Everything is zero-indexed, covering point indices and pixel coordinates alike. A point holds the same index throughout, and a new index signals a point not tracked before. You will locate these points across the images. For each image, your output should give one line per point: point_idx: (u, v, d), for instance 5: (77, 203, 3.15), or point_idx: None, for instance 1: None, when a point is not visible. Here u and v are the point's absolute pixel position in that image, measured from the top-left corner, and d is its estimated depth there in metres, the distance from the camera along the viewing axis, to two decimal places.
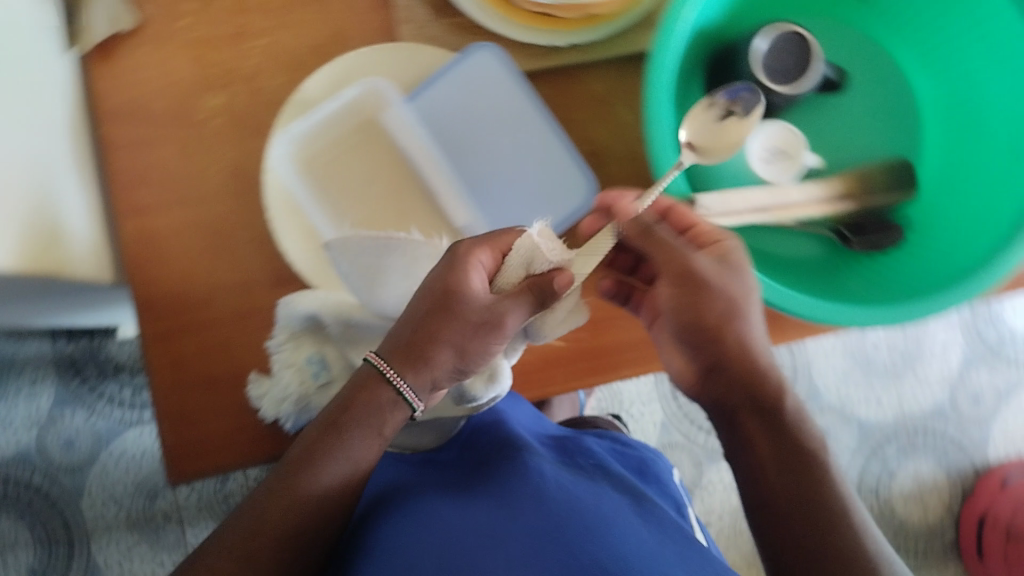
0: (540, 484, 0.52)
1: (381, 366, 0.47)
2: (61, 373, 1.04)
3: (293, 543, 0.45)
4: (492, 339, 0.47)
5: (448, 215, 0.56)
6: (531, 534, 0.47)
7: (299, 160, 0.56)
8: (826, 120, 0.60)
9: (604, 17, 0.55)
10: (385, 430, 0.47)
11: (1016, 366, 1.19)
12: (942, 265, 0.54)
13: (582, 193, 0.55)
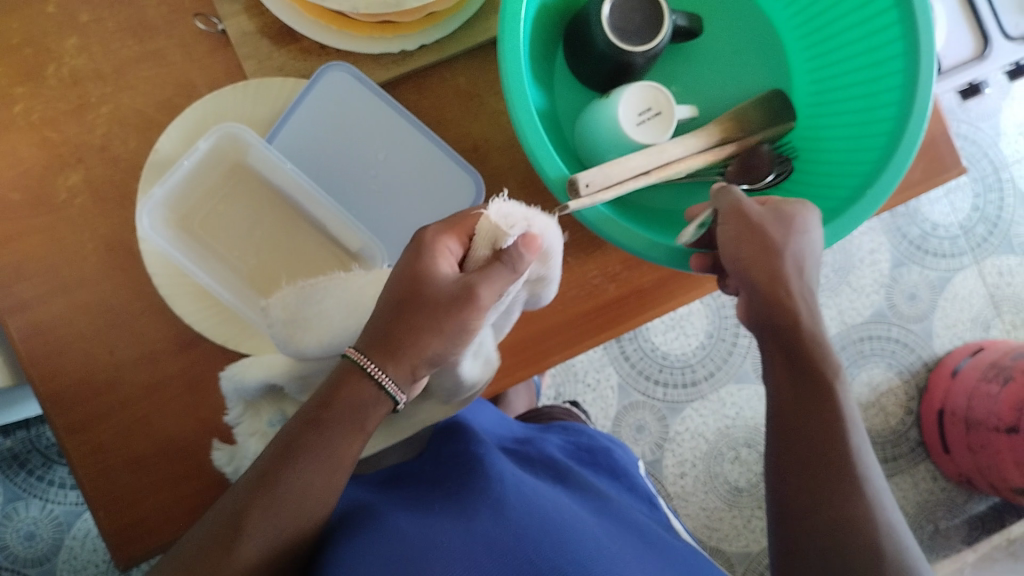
0: (502, 478, 0.47)
1: (360, 360, 0.42)
2: (5, 469, 1.01)
3: (278, 548, 0.40)
4: (467, 315, 0.42)
5: (341, 242, 0.55)
6: (492, 545, 0.40)
7: (170, 222, 0.54)
8: (688, 69, 0.60)
9: (444, 12, 0.55)
10: (366, 427, 0.43)
11: (942, 257, 1.21)
12: (833, 186, 0.54)
13: (469, 189, 0.56)
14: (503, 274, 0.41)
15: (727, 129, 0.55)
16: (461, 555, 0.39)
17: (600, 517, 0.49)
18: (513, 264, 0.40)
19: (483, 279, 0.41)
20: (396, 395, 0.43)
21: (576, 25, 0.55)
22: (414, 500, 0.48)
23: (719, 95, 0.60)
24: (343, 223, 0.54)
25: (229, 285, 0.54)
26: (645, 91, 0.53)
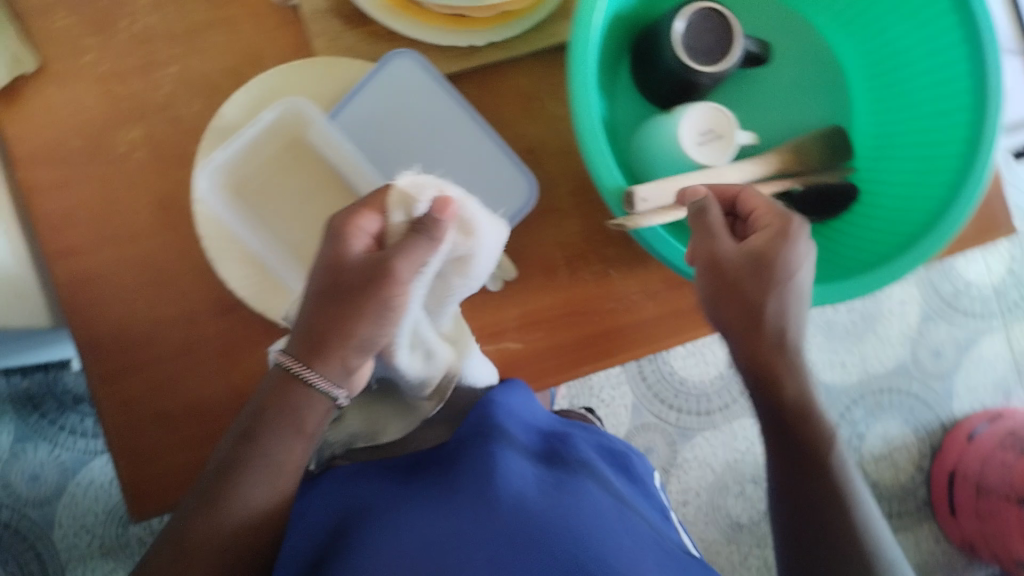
0: (499, 475, 0.48)
1: (289, 365, 0.42)
2: (18, 409, 1.03)
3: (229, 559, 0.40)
4: (386, 295, 0.41)
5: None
6: (503, 543, 0.43)
7: (227, 188, 0.55)
8: (757, 96, 0.59)
9: (518, 13, 0.56)
10: (306, 428, 0.43)
11: (972, 317, 1.20)
12: (886, 227, 0.54)
13: (523, 192, 0.56)
14: (420, 245, 0.41)
15: (788, 160, 0.56)
16: (471, 558, 0.42)
17: (616, 513, 0.49)
18: (430, 232, 0.41)
19: (401, 256, 0.41)
20: (331, 390, 0.43)
21: (646, 37, 0.55)
22: (406, 493, 0.48)
23: (781, 126, 0.60)
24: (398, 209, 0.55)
25: (276, 256, 0.55)
26: (709, 112, 0.53)
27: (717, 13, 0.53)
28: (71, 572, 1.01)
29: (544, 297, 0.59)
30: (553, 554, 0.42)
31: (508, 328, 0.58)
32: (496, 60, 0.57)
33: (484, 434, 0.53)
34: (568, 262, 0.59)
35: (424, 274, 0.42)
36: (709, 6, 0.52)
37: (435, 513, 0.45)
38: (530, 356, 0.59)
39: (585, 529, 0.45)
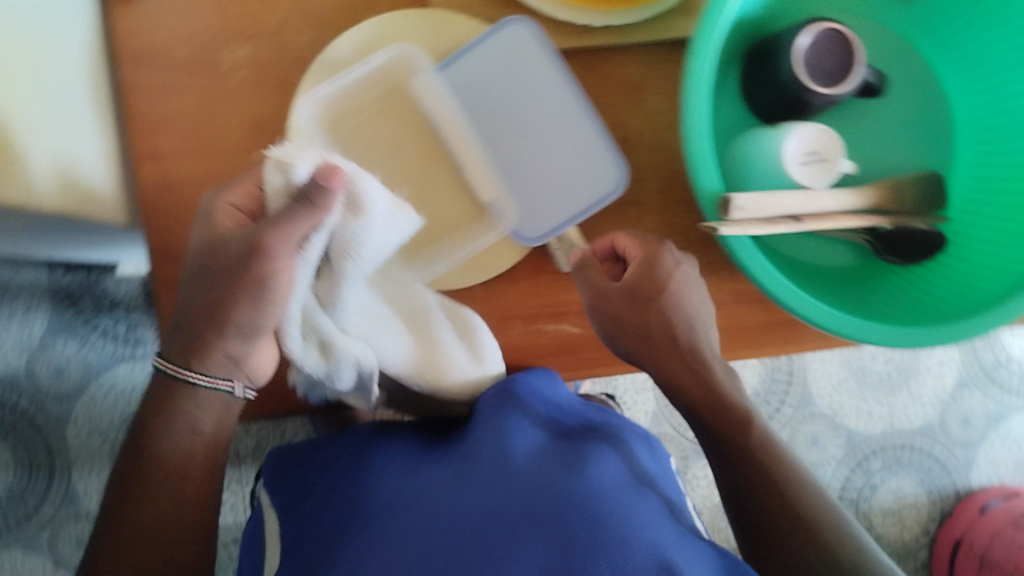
0: (507, 460, 0.53)
1: (166, 368, 0.48)
2: (56, 303, 1.04)
3: (168, 537, 0.48)
4: (262, 266, 0.44)
5: (477, 191, 0.57)
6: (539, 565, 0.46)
7: (325, 119, 0.55)
8: (860, 127, 0.59)
9: (643, 1, 0.55)
10: (200, 426, 0.50)
11: (1009, 392, 1.18)
12: (955, 298, 0.55)
13: (612, 180, 0.56)
14: (302, 212, 0.42)
15: (882, 197, 0.55)
16: (511, 549, 0.47)
17: (623, 483, 0.54)
18: (311, 202, 0.41)
19: (273, 232, 0.43)
20: (218, 383, 0.49)
21: (767, 46, 0.54)
22: (426, 470, 0.53)
23: (879, 160, 0.59)
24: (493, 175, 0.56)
25: None
26: (818, 134, 0.52)
27: (841, 35, 0.52)
28: (77, 470, 1.02)
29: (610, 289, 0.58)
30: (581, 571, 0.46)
31: (569, 312, 0.58)
32: (609, 44, 0.57)
33: (495, 416, 0.55)
34: None
35: (306, 253, 0.44)
36: (836, 27, 0.51)
37: (455, 490, 0.51)
38: (584, 344, 0.58)
39: (599, 524, 0.48)
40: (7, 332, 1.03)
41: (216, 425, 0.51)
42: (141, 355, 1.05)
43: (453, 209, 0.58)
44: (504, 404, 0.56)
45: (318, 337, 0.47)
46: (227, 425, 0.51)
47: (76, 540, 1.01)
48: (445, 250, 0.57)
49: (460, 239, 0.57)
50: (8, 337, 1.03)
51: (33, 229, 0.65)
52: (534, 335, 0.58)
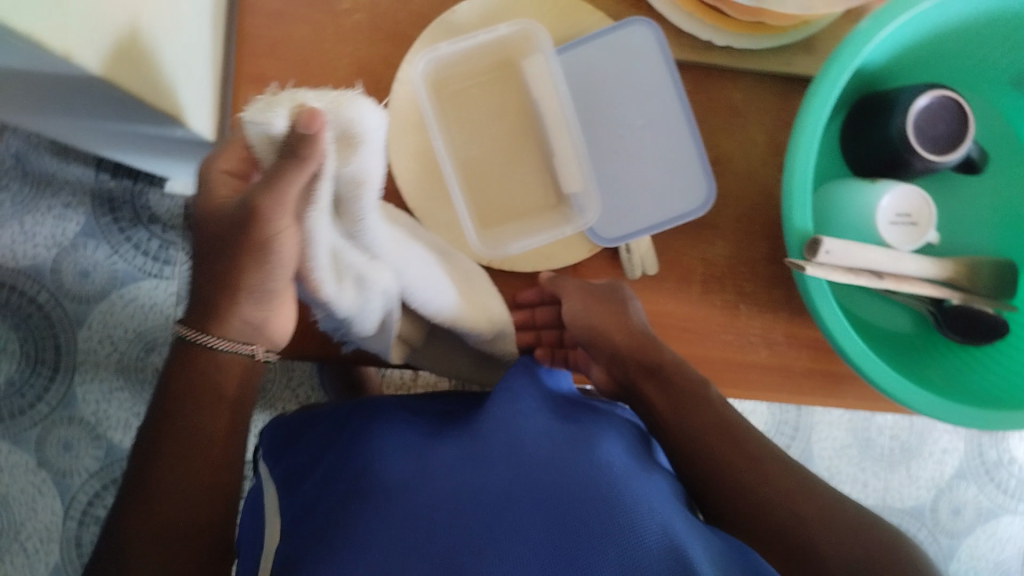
0: (517, 441, 0.51)
1: (188, 333, 0.47)
2: (96, 206, 1.02)
3: (196, 515, 0.46)
4: (263, 231, 0.41)
5: (561, 180, 0.58)
6: (547, 540, 0.44)
7: (435, 78, 0.57)
8: (947, 199, 0.59)
9: (772, 28, 0.55)
10: (222, 395, 0.48)
11: (1005, 492, 1.18)
12: (990, 394, 0.55)
13: (698, 197, 0.57)
14: (294, 172, 0.37)
15: (958, 272, 0.56)
16: (520, 523, 0.45)
17: (638, 471, 0.51)
18: (298, 153, 0.36)
19: (268, 200, 0.39)
20: (237, 347, 0.48)
21: (879, 99, 0.54)
22: (433, 446, 0.52)
23: (960, 235, 0.59)
24: (580, 165, 0.57)
25: (456, 159, 0.58)
26: (913, 196, 0.53)
27: (958, 104, 0.52)
28: (80, 374, 1.01)
29: (672, 303, 0.58)
30: (589, 548, 0.44)
31: None
32: (728, 64, 0.57)
33: (507, 403, 0.54)
34: (704, 280, 0.58)
35: (315, 201, 0.39)
36: (954, 96, 0.51)
37: (462, 464, 0.49)
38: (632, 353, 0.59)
39: (612, 504, 0.46)
40: (40, 225, 1.01)
41: (237, 387, 0.49)
42: (168, 276, 1.03)
43: (536, 195, 0.60)
44: (514, 394, 0.55)
45: (349, 272, 0.44)
46: (247, 395, 0.50)
47: (65, 443, 1.00)
48: (520, 231, 0.59)
49: (536, 225, 0.59)
50: (39, 230, 1.01)
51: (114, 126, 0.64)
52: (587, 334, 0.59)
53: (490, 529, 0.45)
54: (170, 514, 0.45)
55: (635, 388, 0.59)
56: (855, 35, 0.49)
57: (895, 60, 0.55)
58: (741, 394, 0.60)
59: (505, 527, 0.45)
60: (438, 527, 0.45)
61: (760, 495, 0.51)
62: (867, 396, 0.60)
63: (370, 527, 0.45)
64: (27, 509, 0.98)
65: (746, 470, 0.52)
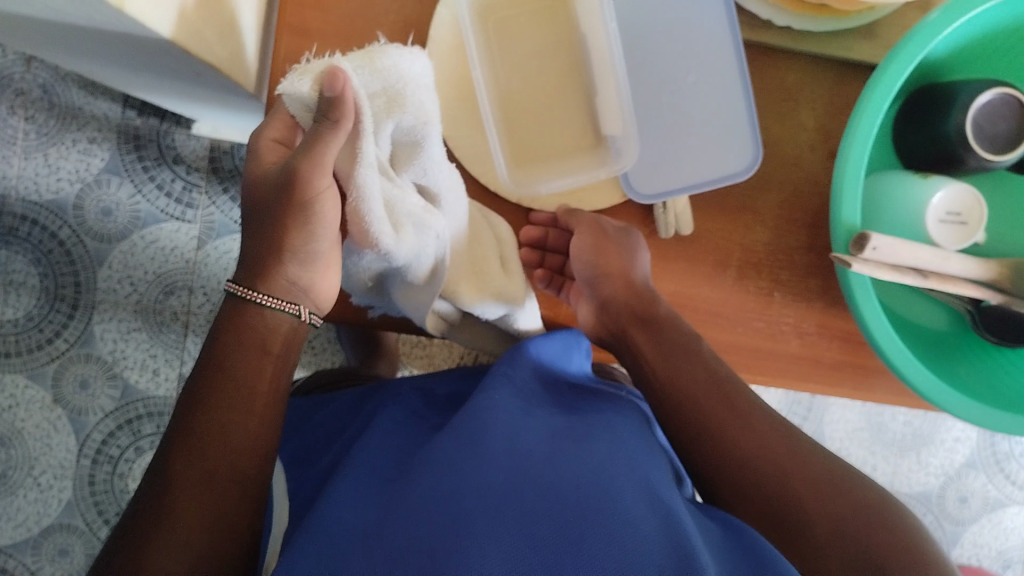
0: (512, 424, 0.48)
1: (237, 291, 0.45)
2: (121, 142, 1.01)
3: (227, 479, 0.42)
4: (306, 189, 0.41)
5: (602, 121, 0.56)
6: (543, 509, 0.41)
7: (479, 7, 0.55)
8: (995, 197, 0.58)
9: (833, 10, 0.54)
10: (268, 349, 0.46)
11: (1014, 484, 1.17)
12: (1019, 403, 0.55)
13: (744, 159, 0.55)
14: (329, 131, 0.39)
15: (1000, 274, 0.54)
16: (513, 494, 0.42)
17: (645, 457, 0.48)
18: (330, 115, 0.38)
19: (306, 161, 0.40)
20: (289, 305, 0.46)
21: (936, 91, 0.53)
22: (426, 442, 0.49)
23: (1006, 235, 0.58)
24: (620, 110, 0.55)
25: (495, 91, 0.56)
26: (964, 195, 0.52)
27: (1017, 101, 0.50)
28: (98, 313, 1.01)
29: (705, 286, 0.57)
30: (588, 518, 0.40)
31: None
32: (783, 45, 0.56)
33: (503, 390, 0.51)
34: (740, 266, 0.57)
35: (360, 157, 0.40)
36: (1013, 92, 0.50)
37: (454, 443, 0.46)
38: None
39: (609, 485, 0.43)
40: (64, 160, 0.99)
41: (284, 349, 0.47)
42: (190, 219, 1.02)
43: (575, 133, 0.57)
44: (510, 379, 0.52)
45: (407, 218, 0.46)
46: (292, 358, 0.47)
47: (81, 380, 1.00)
48: (554, 171, 0.57)
49: (572, 167, 0.58)
50: (63, 165, 1.00)
51: (155, 79, 0.64)
52: None
53: (478, 514, 0.40)
54: (214, 475, 0.42)
55: (625, 338, 0.57)
56: (923, 26, 0.48)
57: (955, 53, 0.53)
58: (768, 383, 0.59)
59: (499, 497, 0.41)
60: (420, 505, 0.41)
61: (756, 472, 0.47)
62: (895, 392, 0.59)
63: (350, 506, 0.44)
64: (41, 445, 0.99)
65: (747, 442, 0.49)
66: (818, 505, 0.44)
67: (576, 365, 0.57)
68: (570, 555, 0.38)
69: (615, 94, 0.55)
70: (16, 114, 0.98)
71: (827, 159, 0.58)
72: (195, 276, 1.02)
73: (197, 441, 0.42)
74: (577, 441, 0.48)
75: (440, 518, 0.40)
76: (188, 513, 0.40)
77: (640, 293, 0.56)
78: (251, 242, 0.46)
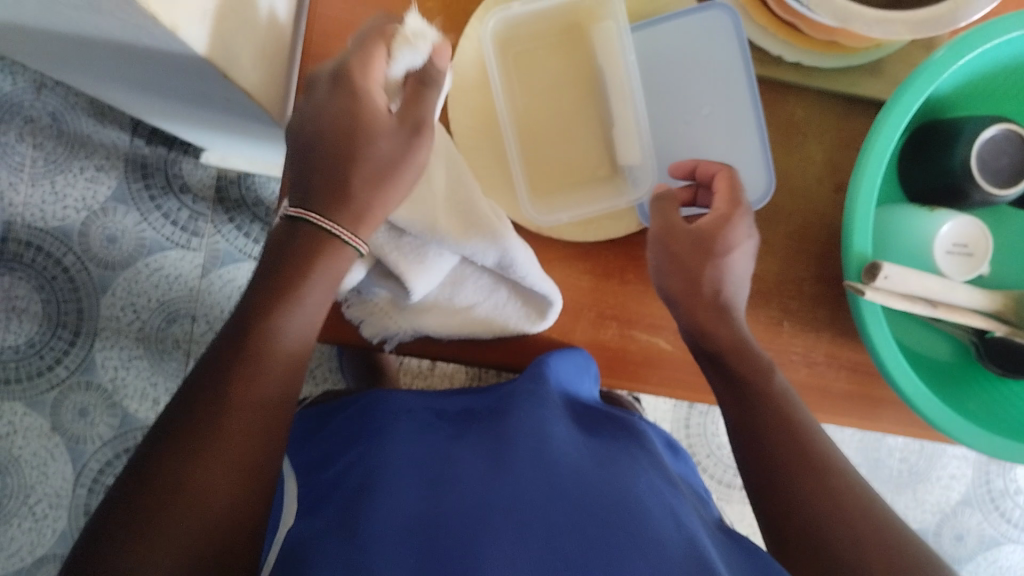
0: (538, 452, 0.49)
1: (320, 223, 0.45)
2: (128, 171, 1.01)
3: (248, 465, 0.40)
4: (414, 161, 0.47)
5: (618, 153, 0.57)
6: (569, 526, 0.43)
7: (500, 41, 0.57)
8: (999, 231, 0.59)
9: (843, 48, 0.56)
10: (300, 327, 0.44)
11: (1009, 521, 1.17)
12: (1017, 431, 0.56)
13: (757, 187, 0.57)
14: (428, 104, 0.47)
15: (1004, 306, 0.56)
16: (540, 513, 0.44)
17: (660, 490, 0.50)
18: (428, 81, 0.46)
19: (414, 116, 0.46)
20: (355, 242, 0.46)
21: (943, 127, 0.54)
22: (458, 451, 0.52)
23: (1008, 269, 0.59)
24: (637, 141, 0.57)
25: (514, 124, 0.58)
26: (969, 227, 0.53)
27: (1020, 138, 0.52)
28: (100, 340, 1.00)
29: None
30: (614, 539, 0.43)
31: (665, 327, 0.59)
32: (793, 81, 0.58)
33: (533, 412, 0.53)
34: (750, 295, 0.58)
35: None
36: (1016, 130, 0.52)
37: (480, 471, 0.48)
38: (672, 364, 0.59)
39: (632, 508, 0.45)
40: (71, 187, 1.00)
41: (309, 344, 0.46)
42: (195, 248, 1.02)
43: (592, 163, 0.59)
44: (542, 397, 0.54)
45: None
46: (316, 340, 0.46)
47: (80, 408, 1.00)
48: (573, 202, 0.58)
49: (590, 198, 0.59)
50: (69, 192, 1.00)
51: (176, 107, 0.65)
52: (627, 339, 0.59)
53: (501, 542, 0.42)
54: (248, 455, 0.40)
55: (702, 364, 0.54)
56: (929, 64, 0.50)
57: (959, 92, 0.55)
58: None
59: (528, 517, 0.44)
60: (449, 521, 0.44)
61: (799, 494, 0.45)
62: (899, 422, 0.60)
63: (390, 504, 0.45)
64: (37, 473, 0.98)
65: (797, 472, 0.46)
66: (865, 544, 0.42)
67: (587, 391, 0.58)
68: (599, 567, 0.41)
69: (629, 125, 0.56)
70: (24, 141, 0.99)
71: (835, 192, 0.59)
72: (198, 304, 1.02)
73: (235, 403, 0.40)
74: (597, 467, 0.49)
75: (467, 545, 0.42)
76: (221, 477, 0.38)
77: (705, 321, 0.53)
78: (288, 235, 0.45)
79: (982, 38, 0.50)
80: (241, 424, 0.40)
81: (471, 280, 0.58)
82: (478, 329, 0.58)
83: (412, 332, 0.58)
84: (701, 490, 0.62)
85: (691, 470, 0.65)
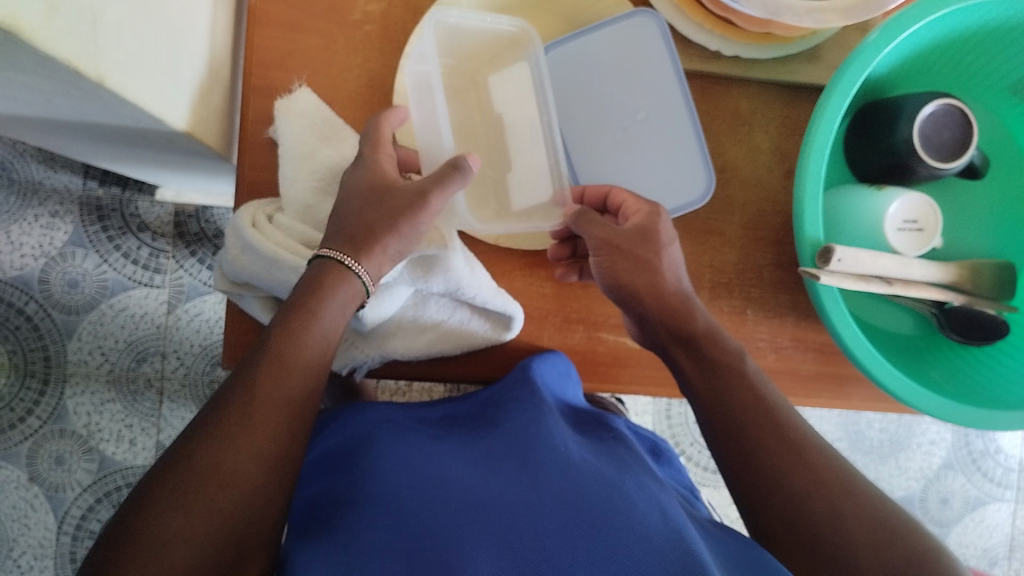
0: (526, 460, 0.49)
1: (343, 258, 0.49)
2: (84, 214, 1.00)
3: (250, 496, 0.39)
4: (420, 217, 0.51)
5: (524, 188, 0.57)
6: (554, 518, 0.44)
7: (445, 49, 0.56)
8: (947, 203, 0.60)
9: (779, 37, 0.56)
10: (300, 376, 0.45)
11: (990, 480, 1.19)
12: (992, 399, 0.56)
13: (698, 188, 0.57)
14: (453, 178, 0.50)
15: (960, 275, 0.57)
16: (526, 510, 0.45)
17: (649, 490, 0.49)
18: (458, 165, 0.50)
19: (436, 188, 0.50)
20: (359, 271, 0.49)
21: (883, 106, 0.55)
22: (442, 457, 0.51)
23: (959, 240, 0.60)
24: (549, 175, 0.56)
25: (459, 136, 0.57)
26: (920, 203, 0.54)
27: (959, 110, 0.53)
28: (70, 386, 0.99)
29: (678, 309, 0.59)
30: (599, 526, 0.43)
31: None
32: (733, 74, 0.58)
33: (519, 413, 0.54)
34: (712, 288, 0.59)
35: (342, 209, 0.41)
36: (955, 102, 0.53)
37: (468, 477, 0.48)
38: (642, 361, 0.60)
39: (622, 505, 0.46)
40: (26, 235, 0.99)
41: (314, 387, 0.46)
42: (158, 285, 1.02)
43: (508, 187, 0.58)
44: (523, 397, 0.54)
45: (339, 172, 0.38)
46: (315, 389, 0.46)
47: (56, 457, 0.98)
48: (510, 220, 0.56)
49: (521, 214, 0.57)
50: (26, 240, 0.99)
51: (122, 151, 0.64)
52: (594, 342, 0.60)
53: (488, 546, 0.42)
54: (252, 473, 0.40)
55: (666, 354, 0.54)
56: (866, 45, 0.50)
57: (896, 70, 0.56)
58: None
59: (514, 516, 0.44)
60: (430, 528, 0.43)
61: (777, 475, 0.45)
62: (870, 398, 0.61)
63: (378, 518, 0.44)
64: (19, 526, 0.97)
65: (780, 452, 0.46)
66: (849, 523, 0.42)
67: (573, 396, 0.58)
68: (587, 555, 0.41)
69: (541, 157, 0.56)
70: None
71: (785, 179, 0.60)
72: (167, 341, 1.02)
73: (236, 422, 0.41)
74: (588, 466, 0.49)
75: (456, 550, 0.41)
76: (219, 501, 0.38)
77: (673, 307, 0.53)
78: (296, 296, 0.47)
79: (917, 17, 0.50)
80: (243, 440, 0.40)
81: (433, 300, 0.58)
82: (449, 346, 0.58)
83: (381, 359, 0.57)
84: (685, 489, 0.62)
85: (672, 467, 0.65)
